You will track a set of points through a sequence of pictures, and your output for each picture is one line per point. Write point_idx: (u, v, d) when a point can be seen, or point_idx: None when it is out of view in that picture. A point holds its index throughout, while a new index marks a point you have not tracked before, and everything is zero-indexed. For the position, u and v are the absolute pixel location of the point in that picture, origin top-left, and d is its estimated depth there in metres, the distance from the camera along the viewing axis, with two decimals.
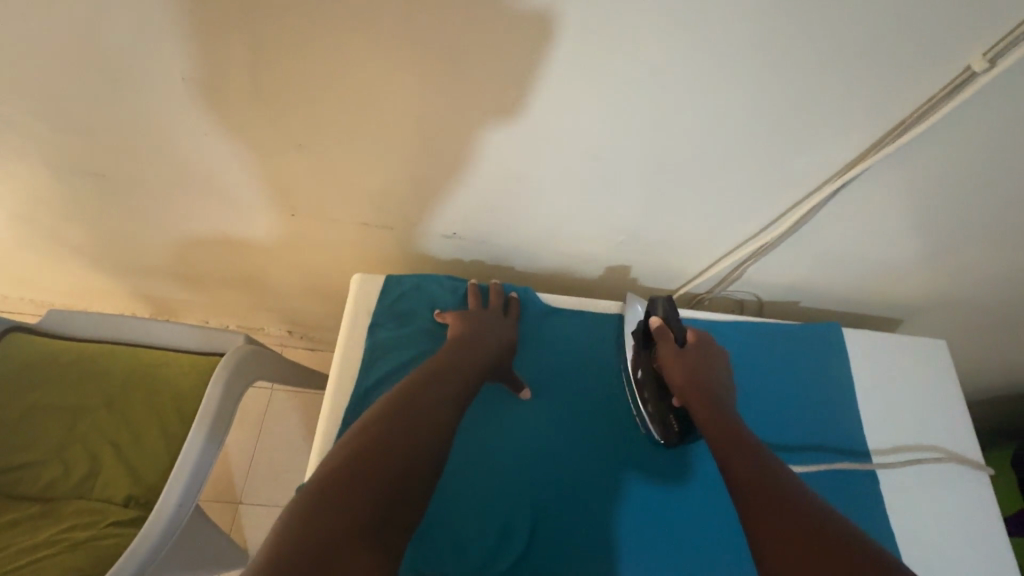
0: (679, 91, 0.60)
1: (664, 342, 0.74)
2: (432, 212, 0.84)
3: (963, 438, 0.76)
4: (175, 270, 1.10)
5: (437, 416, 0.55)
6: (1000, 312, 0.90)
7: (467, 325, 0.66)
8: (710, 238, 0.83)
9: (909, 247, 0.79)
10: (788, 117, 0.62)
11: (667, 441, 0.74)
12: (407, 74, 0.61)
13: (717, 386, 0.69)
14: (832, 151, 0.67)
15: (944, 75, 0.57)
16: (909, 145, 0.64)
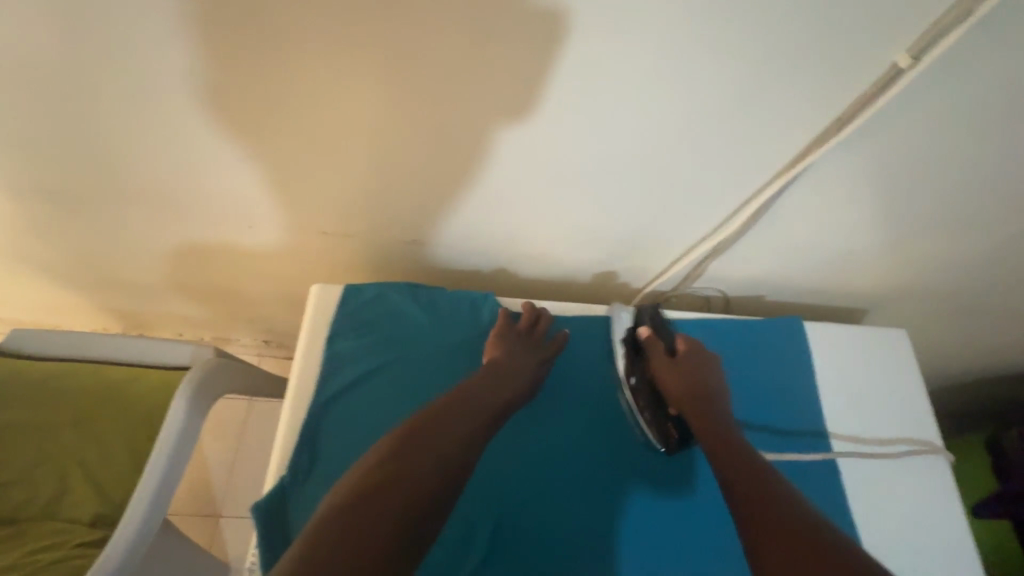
0: (620, 89, 0.60)
1: (653, 350, 0.77)
2: (393, 218, 0.83)
3: (922, 428, 0.77)
4: (142, 282, 1.08)
5: (459, 450, 0.53)
6: (957, 299, 0.92)
7: (507, 342, 0.66)
8: (670, 237, 0.83)
9: (866, 238, 0.80)
10: (732, 116, 0.62)
11: (667, 449, 0.74)
12: (355, 82, 0.60)
13: (712, 392, 0.71)
14: (775, 148, 0.67)
15: (872, 71, 0.57)
16: (848, 140, 0.65)
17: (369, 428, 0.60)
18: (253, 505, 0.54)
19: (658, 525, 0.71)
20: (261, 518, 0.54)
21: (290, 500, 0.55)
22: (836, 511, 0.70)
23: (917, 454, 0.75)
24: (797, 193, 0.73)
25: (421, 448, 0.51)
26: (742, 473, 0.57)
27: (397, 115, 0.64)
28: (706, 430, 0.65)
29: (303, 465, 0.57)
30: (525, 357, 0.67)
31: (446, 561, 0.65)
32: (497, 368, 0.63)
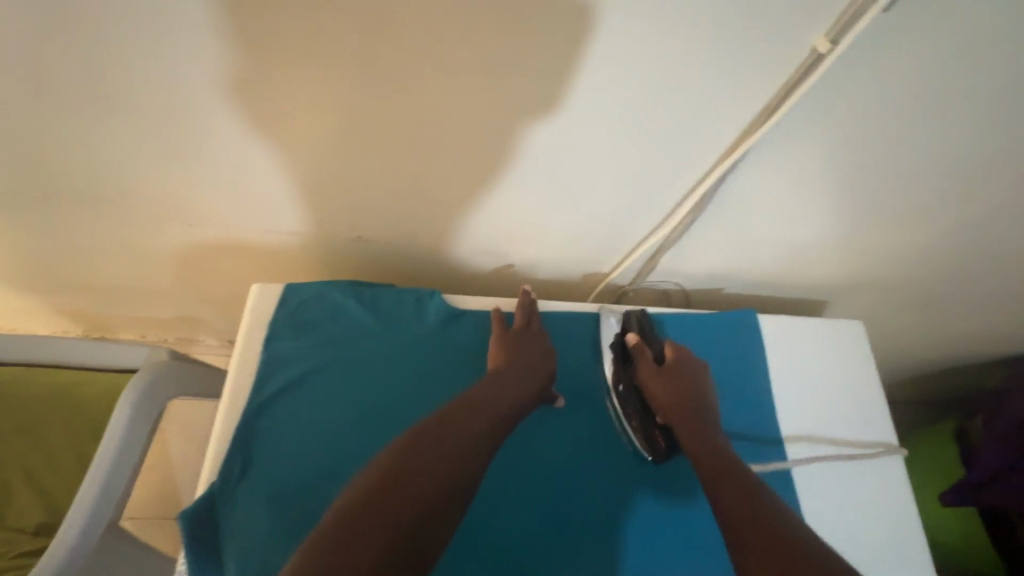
0: (546, 85, 0.56)
1: (642, 358, 0.75)
2: (335, 215, 0.80)
3: (876, 426, 0.77)
4: (92, 284, 1.05)
5: (466, 459, 0.53)
6: (912, 288, 0.92)
7: (513, 348, 0.66)
8: (618, 230, 0.81)
9: (819, 229, 0.79)
10: (659, 108, 0.59)
11: (655, 458, 0.73)
12: (270, 84, 0.57)
13: (699, 403, 0.69)
14: (706, 138, 0.64)
15: (791, 59, 0.54)
16: (776, 128, 0.61)
17: (305, 431, 0.59)
18: (179, 513, 0.53)
19: (607, 526, 0.70)
20: (188, 529, 0.53)
21: (220, 507, 0.54)
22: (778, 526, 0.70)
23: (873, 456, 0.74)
24: (738, 184, 0.70)
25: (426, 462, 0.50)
26: (732, 491, 0.57)
27: (318, 116, 0.61)
28: (693, 444, 0.65)
29: (235, 470, 0.56)
30: (532, 359, 0.67)
31: None
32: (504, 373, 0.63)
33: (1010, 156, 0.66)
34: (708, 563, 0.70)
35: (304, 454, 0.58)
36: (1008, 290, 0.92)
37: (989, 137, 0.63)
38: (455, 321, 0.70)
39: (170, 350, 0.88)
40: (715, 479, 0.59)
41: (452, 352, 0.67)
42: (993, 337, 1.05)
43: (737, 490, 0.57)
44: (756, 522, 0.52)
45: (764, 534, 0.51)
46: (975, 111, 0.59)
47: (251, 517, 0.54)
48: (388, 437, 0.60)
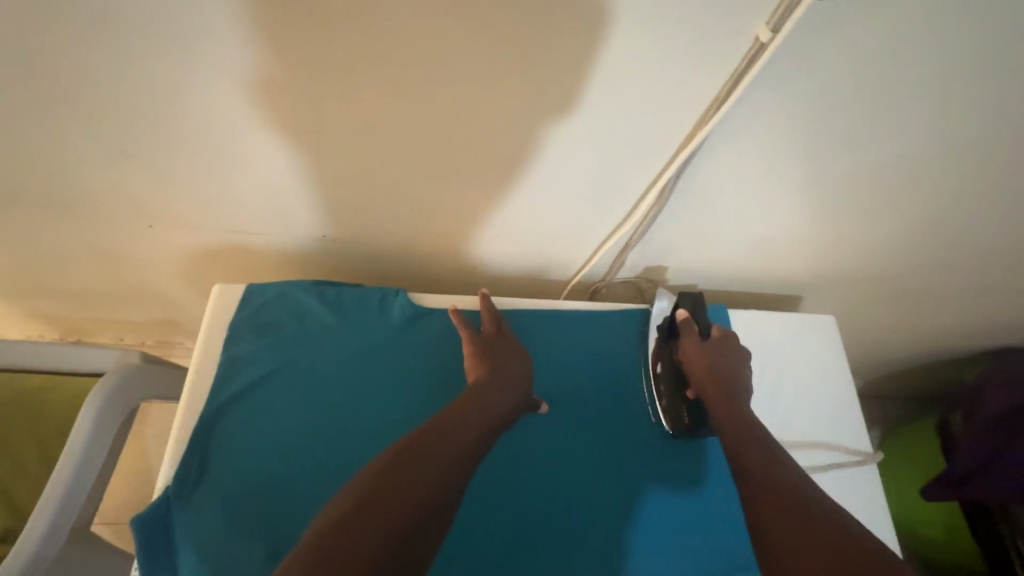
0: (497, 81, 0.55)
1: (688, 333, 0.73)
2: (296, 216, 0.78)
3: (848, 427, 0.76)
4: (63, 287, 1.04)
5: (453, 466, 0.52)
6: (885, 279, 0.92)
7: (492, 354, 0.66)
8: (583, 227, 0.79)
9: (790, 224, 0.78)
10: (610, 101, 0.58)
11: (676, 431, 0.75)
12: (215, 78, 0.56)
13: (736, 382, 0.68)
14: (661, 133, 0.62)
15: (734, 49, 0.52)
16: (730, 117, 0.59)
17: (263, 433, 0.60)
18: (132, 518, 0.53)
19: (574, 526, 0.70)
20: (141, 534, 0.53)
21: (173, 513, 0.55)
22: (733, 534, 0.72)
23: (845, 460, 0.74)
24: (696, 180, 0.69)
25: (412, 468, 0.50)
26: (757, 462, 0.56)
27: (269, 112, 0.60)
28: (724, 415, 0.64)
29: (190, 475, 0.57)
30: (511, 366, 0.66)
31: None
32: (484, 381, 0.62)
33: (976, 152, 0.65)
34: (672, 562, 0.70)
35: (266, 458, 0.59)
36: (980, 280, 0.92)
37: (956, 131, 0.62)
38: (418, 320, 0.70)
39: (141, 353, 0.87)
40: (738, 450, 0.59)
41: (414, 352, 0.67)
42: (967, 327, 1.06)
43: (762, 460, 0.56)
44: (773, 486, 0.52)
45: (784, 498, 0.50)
46: (942, 107, 0.59)
47: (203, 521, 0.55)
48: (346, 437, 0.61)
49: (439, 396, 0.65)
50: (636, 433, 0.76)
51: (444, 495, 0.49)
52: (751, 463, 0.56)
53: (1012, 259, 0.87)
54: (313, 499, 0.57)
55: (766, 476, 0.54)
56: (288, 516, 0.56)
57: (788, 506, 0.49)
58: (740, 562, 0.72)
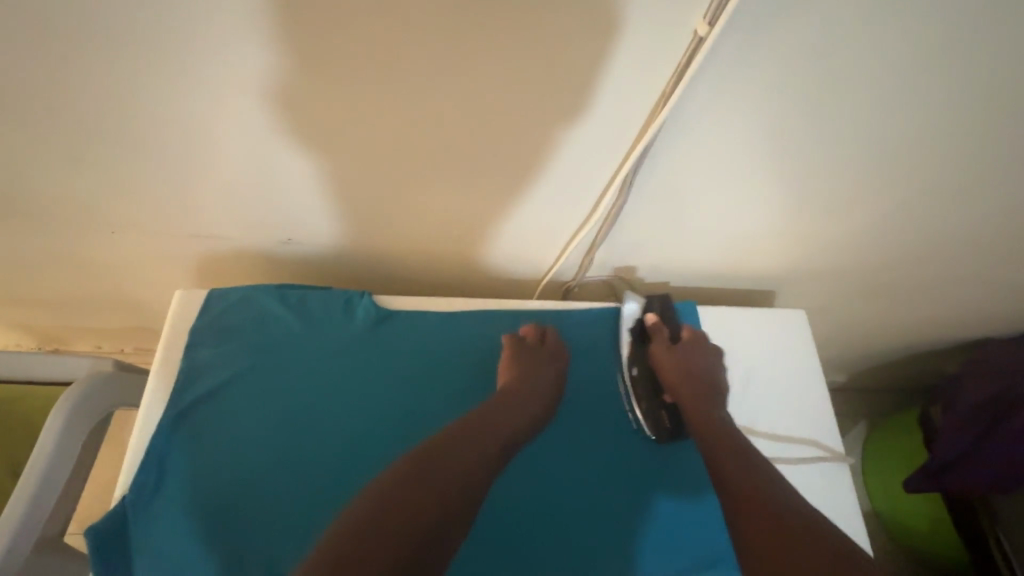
0: (443, 75, 0.54)
1: (659, 338, 0.74)
2: (255, 218, 0.76)
3: (818, 422, 0.76)
4: (31, 297, 1.02)
5: (471, 476, 0.53)
6: (860, 272, 0.91)
7: (526, 367, 0.67)
8: (546, 225, 0.76)
9: (758, 219, 0.77)
10: (560, 94, 0.56)
11: (659, 437, 0.71)
12: (159, 73, 0.55)
13: (709, 383, 0.69)
14: (613, 129, 0.61)
15: (675, 44, 0.51)
16: (680, 108, 0.58)
17: (225, 439, 0.60)
18: (87, 528, 0.54)
19: (542, 526, 0.66)
20: (95, 543, 0.53)
21: (129, 523, 0.55)
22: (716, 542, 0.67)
23: (813, 454, 0.74)
24: (654, 175, 0.68)
25: (429, 478, 0.51)
26: (733, 466, 0.56)
27: (216, 109, 0.59)
28: (699, 420, 0.64)
29: (149, 484, 0.57)
30: (544, 382, 0.67)
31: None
32: (508, 394, 0.64)
33: (941, 144, 0.65)
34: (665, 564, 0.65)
35: (223, 470, 0.59)
36: (954, 272, 0.92)
37: (919, 123, 0.61)
38: (386, 320, 0.69)
39: (107, 361, 0.86)
40: (715, 454, 0.59)
41: (379, 353, 0.67)
42: (945, 317, 1.06)
43: (738, 464, 0.57)
44: (746, 481, 0.54)
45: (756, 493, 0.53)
46: (902, 99, 0.58)
47: (159, 531, 0.55)
48: (308, 442, 0.61)
49: (403, 392, 0.66)
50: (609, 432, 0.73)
51: (461, 506, 0.51)
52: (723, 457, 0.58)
53: (983, 251, 0.87)
54: (276, 504, 0.58)
55: (739, 471, 0.56)
56: (249, 525, 0.56)
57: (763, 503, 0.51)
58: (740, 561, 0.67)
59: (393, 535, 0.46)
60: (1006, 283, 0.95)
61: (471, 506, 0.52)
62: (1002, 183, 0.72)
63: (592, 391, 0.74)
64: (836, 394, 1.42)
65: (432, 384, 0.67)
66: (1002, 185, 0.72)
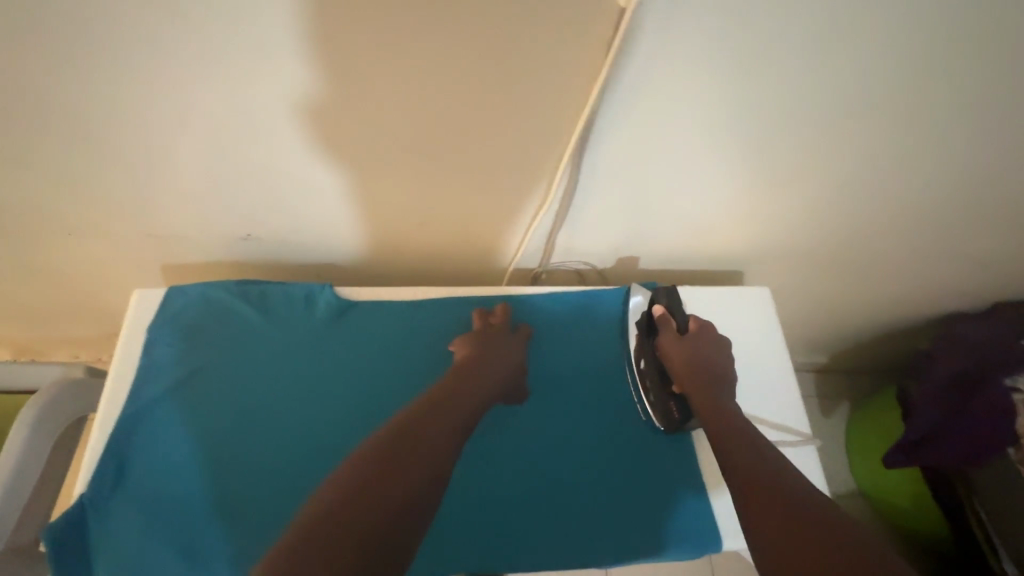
0: (382, 52, 0.54)
1: (666, 329, 0.73)
2: (209, 216, 0.75)
3: (783, 393, 0.77)
4: None
5: (435, 461, 0.53)
6: (828, 247, 0.92)
7: (481, 347, 0.69)
8: (506, 211, 0.76)
9: (718, 197, 0.77)
10: (504, 67, 0.56)
11: (667, 428, 0.71)
12: (98, 61, 0.54)
13: (715, 375, 0.68)
14: (558, 106, 0.61)
15: (605, 18, 0.52)
16: (615, 85, 0.59)
17: (184, 431, 0.63)
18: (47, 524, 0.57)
19: (516, 510, 0.66)
20: (54, 541, 0.56)
21: (89, 519, 0.58)
22: (690, 517, 0.68)
23: (778, 424, 0.75)
24: (605, 157, 0.68)
25: (386, 475, 0.50)
26: (744, 459, 0.56)
27: (160, 96, 0.58)
28: (705, 410, 0.64)
29: (108, 482, 0.60)
30: (500, 364, 0.68)
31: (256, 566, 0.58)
32: (462, 370, 0.65)
33: (884, 114, 0.66)
34: (629, 539, 0.66)
35: (181, 462, 0.62)
36: (918, 247, 0.93)
37: (857, 93, 0.62)
38: (343, 313, 0.72)
39: (72, 370, 0.84)
40: (724, 447, 0.58)
41: (334, 345, 0.70)
42: (916, 291, 1.06)
43: (749, 455, 0.56)
44: (755, 470, 0.54)
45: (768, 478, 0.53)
46: (840, 66, 0.59)
47: (118, 526, 0.58)
48: (263, 435, 0.64)
49: (355, 380, 0.68)
50: (581, 415, 0.73)
51: (425, 491, 0.50)
52: (733, 446, 0.58)
53: (943, 223, 0.87)
54: (234, 494, 0.61)
55: (749, 459, 0.56)
56: (203, 513, 0.60)
57: (772, 492, 0.51)
58: (707, 537, 0.67)
59: (363, 518, 0.45)
60: (969, 255, 0.96)
61: (426, 503, 0.50)
62: (951, 153, 0.73)
63: (557, 372, 0.75)
64: (818, 377, 1.43)
65: (386, 369, 0.69)
66: (952, 154, 0.73)
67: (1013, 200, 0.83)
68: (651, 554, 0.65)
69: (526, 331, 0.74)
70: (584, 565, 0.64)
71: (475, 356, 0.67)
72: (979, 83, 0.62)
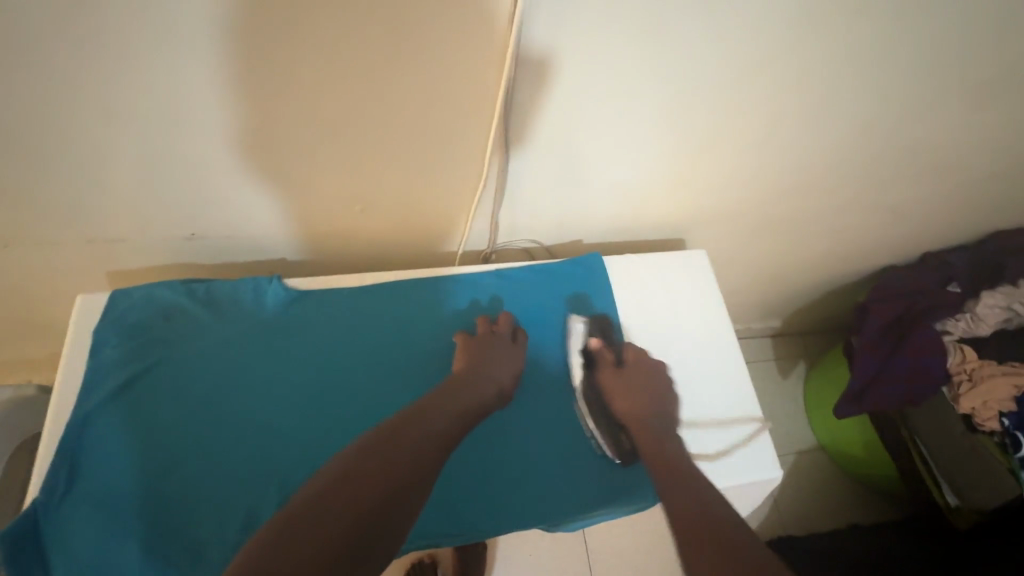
0: (299, 41, 0.55)
1: (603, 364, 0.75)
2: (150, 217, 0.74)
3: (722, 346, 0.82)
4: None
5: (423, 460, 0.54)
6: (757, 211, 0.97)
7: (478, 356, 0.69)
8: (449, 194, 0.78)
9: (650, 166, 0.81)
10: (423, 49, 0.58)
11: (622, 459, 0.72)
12: (7, 64, 0.53)
13: (655, 406, 0.71)
14: (482, 83, 0.63)
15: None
16: (528, 60, 0.61)
17: (138, 429, 0.65)
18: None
19: (479, 478, 0.70)
20: (7, 546, 0.56)
21: (42, 524, 0.59)
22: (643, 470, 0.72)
23: (718, 375, 0.80)
24: (532, 132, 0.70)
25: (382, 457, 0.52)
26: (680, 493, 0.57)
27: (81, 98, 0.57)
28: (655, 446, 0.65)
29: (60, 485, 0.61)
30: (501, 366, 0.70)
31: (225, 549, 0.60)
32: (461, 382, 0.66)
33: (789, 79, 0.70)
34: (588, 497, 0.70)
35: (138, 458, 0.63)
36: (842, 205, 0.99)
37: (769, 58, 0.66)
38: (295, 302, 0.74)
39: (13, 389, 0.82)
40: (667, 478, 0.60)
41: (285, 335, 0.72)
42: (847, 247, 1.13)
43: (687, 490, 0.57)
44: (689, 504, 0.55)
45: (704, 523, 0.52)
46: (745, 30, 0.62)
47: (73, 528, 0.59)
48: (219, 427, 0.66)
49: (307, 367, 0.71)
50: (535, 384, 0.76)
51: (409, 487, 0.51)
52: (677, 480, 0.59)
53: (859, 180, 0.94)
54: (196, 486, 0.63)
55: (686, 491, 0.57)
56: (165, 506, 0.62)
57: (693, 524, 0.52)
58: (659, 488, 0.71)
59: (329, 522, 0.45)
60: (890, 210, 1.03)
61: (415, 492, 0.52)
62: (863, 111, 0.78)
63: None
64: (770, 339, 1.50)
65: (337, 356, 0.72)
66: (857, 114, 0.79)
67: (923, 153, 0.89)
68: (609, 507, 0.70)
69: (524, 341, 0.75)
70: (548, 524, 0.69)
71: (474, 367, 0.67)
72: (878, 42, 0.67)
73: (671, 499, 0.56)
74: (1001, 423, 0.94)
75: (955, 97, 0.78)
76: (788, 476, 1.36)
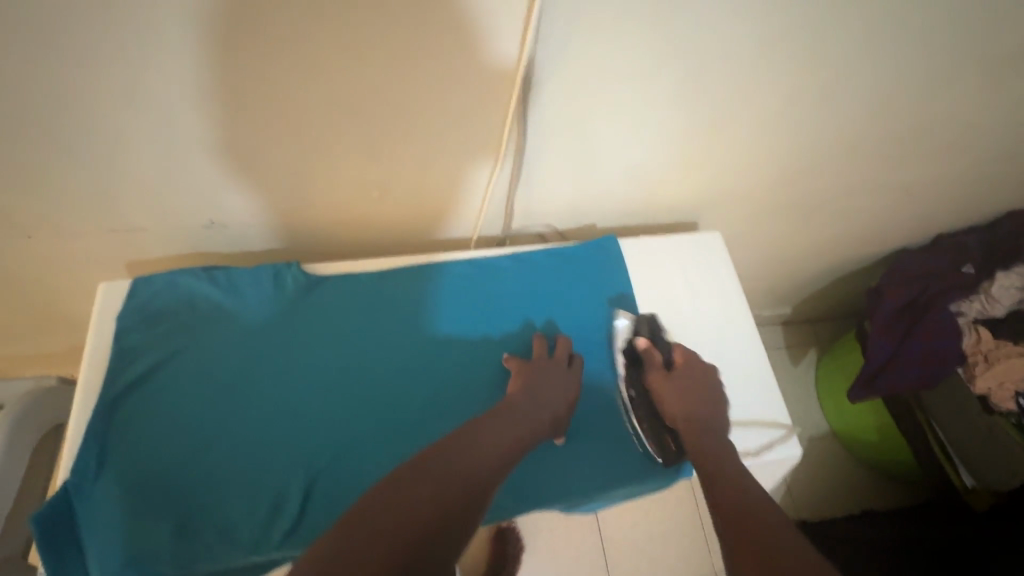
0: (318, 25, 0.55)
1: (652, 365, 0.73)
2: (170, 206, 0.75)
3: (738, 324, 0.82)
4: None
5: (461, 479, 0.51)
6: (769, 194, 0.97)
7: (531, 381, 0.68)
8: (464, 179, 0.79)
9: (664, 150, 0.81)
10: (442, 32, 0.57)
11: (666, 460, 0.70)
12: (29, 53, 0.53)
13: (707, 409, 0.68)
14: (499, 65, 0.62)
15: None
16: (546, 40, 0.60)
17: (162, 413, 0.66)
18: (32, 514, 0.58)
19: None
20: (41, 527, 0.57)
21: (74, 504, 0.60)
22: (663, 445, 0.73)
23: (736, 354, 0.80)
24: (547, 115, 0.70)
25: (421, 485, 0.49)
26: (727, 500, 0.53)
27: (103, 86, 0.57)
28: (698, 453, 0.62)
29: (90, 467, 0.62)
30: (552, 390, 0.68)
31: (255, 529, 0.61)
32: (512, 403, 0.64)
33: (806, 58, 0.70)
34: (608, 477, 0.70)
35: (166, 441, 0.64)
36: (854, 187, 0.99)
37: (788, 34, 0.65)
38: (313, 289, 0.75)
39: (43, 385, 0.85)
40: (714, 489, 0.56)
41: (306, 322, 0.73)
42: (860, 229, 1.12)
43: (734, 497, 0.53)
44: (737, 509, 0.52)
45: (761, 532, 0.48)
46: (764, 7, 0.61)
47: (105, 509, 0.60)
48: (244, 411, 0.67)
49: (329, 353, 0.71)
50: None
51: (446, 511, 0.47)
52: (724, 491, 0.55)
53: (872, 161, 0.93)
54: (223, 467, 0.64)
55: (734, 497, 0.53)
56: (194, 487, 0.63)
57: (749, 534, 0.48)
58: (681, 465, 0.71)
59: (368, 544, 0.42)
60: (905, 190, 1.02)
61: (460, 515, 0.48)
62: (878, 90, 0.77)
63: (528, 325, 0.78)
64: (781, 325, 1.49)
65: (356, 342, 0.73)
66: (873, 93, 0.78)
67: (938, 133, 0.89)
68: (629, 488, 0.70)
69: (580, 366, 0.73)
70: (567, 504, 0.69)
71: (527, 393, 0.66)
72: (896, 18, 0.66)
73: (725, 500, 0.53)
74: (1018, 404, 0.93)
75: (974, 74, 0.77)
76: (803, 461, 1.36)
